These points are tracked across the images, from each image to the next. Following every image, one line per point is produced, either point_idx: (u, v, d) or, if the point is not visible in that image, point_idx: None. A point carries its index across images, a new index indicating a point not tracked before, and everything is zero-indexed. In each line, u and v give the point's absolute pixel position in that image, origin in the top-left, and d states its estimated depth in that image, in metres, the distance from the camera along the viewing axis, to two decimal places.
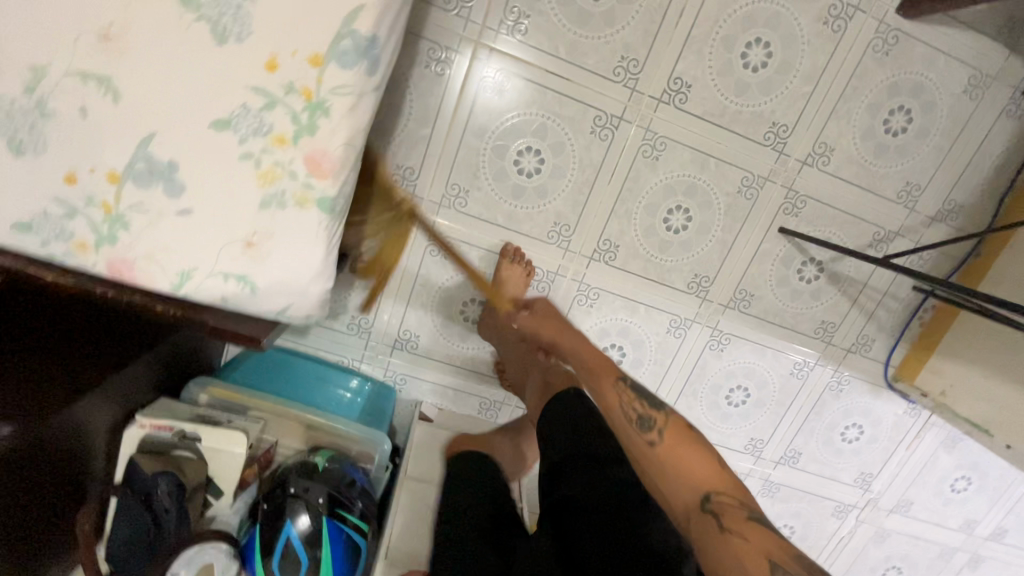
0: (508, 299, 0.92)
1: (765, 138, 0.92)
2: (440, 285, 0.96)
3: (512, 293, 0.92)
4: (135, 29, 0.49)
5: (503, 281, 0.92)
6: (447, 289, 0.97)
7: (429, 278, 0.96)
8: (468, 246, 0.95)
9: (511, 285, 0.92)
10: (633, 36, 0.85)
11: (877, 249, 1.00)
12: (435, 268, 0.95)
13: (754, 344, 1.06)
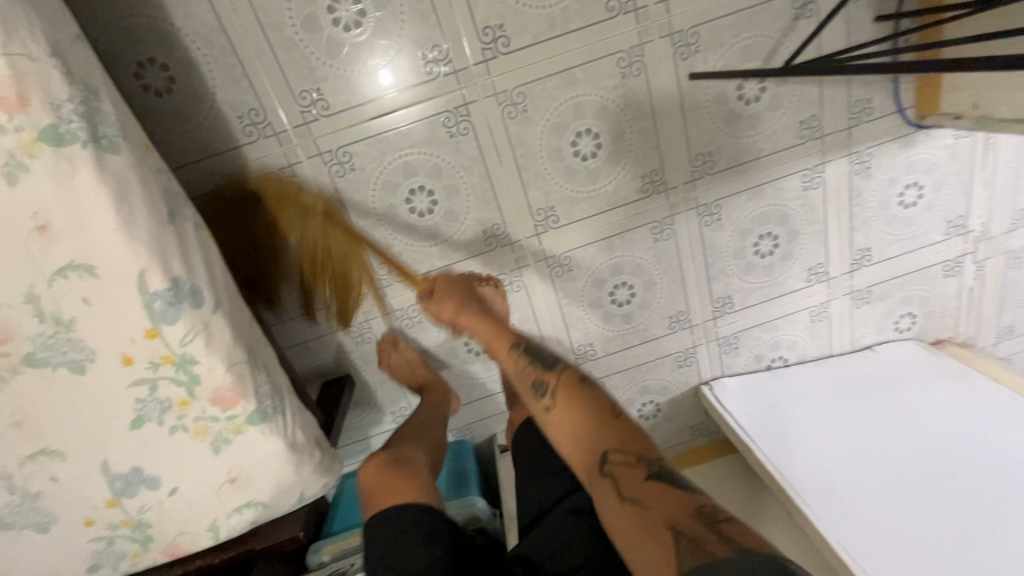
0: None
1: (610, 10, 0.80)
2: (435, 342, 1.00)
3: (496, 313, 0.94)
4: (29, 406, 0.56)
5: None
6: (443, 340, 1.00)
7: (423, 344, 0.99)
8: None
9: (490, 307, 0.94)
10: (417, 29, 0.78)
11: (807, 15, 0.84)
12: (420, 334, 0.98)
13: (747, 192, 0.96)
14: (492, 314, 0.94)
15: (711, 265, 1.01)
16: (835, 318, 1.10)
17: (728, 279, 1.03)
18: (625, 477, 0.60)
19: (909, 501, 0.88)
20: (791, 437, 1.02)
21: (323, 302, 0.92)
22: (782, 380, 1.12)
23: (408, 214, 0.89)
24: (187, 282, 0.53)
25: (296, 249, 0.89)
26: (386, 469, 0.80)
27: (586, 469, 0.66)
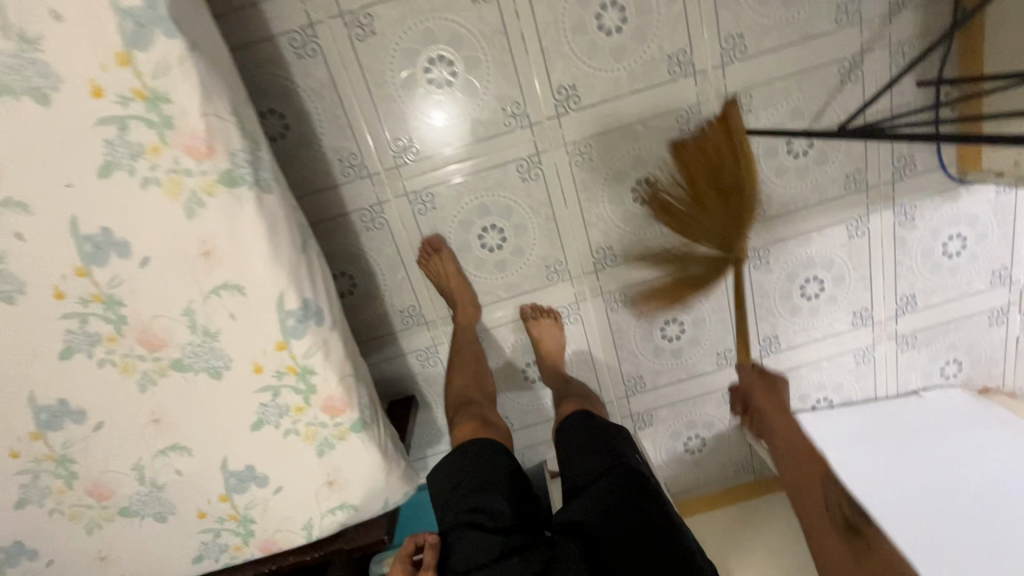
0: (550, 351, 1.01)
1: (672, 73, 0.89)
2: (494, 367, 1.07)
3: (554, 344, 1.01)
4: (169, 405, 0.64)
5: (538, 339, 1.01)
6: (502, 366, 1.07)
7: None
8: (494, 328, 1.04)
9: (548, 337, 1.00)
10: (499, 87, 0.88)
11: (853, 80, 0.92)
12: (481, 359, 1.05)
13: (795, 238, 1.02)
14: (549, 343, 1.01)
15: (760, 305, 1.06)
16: (880, 362, 1.13)
17: (775, 319, 1.08)
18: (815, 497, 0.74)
19: (903, 507, 1.00)
20: (861, 428, 1.14)
21: (397, 326, 1.01)
22: (827, 419, 1.15)
23: (480, 249, 0.98)
24: (313, 303, 0.62)
25: (377, 276, 0.98)
26: (471, 422, 0.88)
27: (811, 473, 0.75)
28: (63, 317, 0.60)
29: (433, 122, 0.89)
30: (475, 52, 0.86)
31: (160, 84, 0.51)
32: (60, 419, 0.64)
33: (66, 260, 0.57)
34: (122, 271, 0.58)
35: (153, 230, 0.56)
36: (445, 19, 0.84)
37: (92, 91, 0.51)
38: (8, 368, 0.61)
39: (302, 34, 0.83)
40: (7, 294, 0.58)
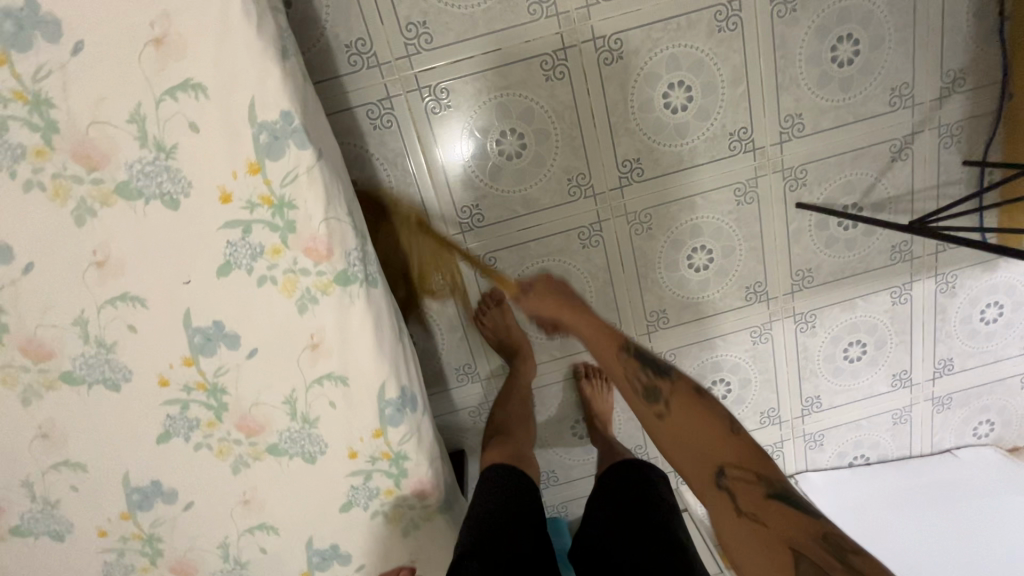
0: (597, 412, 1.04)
1: (733, 149, 0.92)
2: (543, 423, 1.08)
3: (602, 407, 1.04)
4: (259, 486, 0.65)
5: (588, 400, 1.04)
6: (551, 422, 1.08)
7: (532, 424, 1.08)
8: (545, 386, 1.05)
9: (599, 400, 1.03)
10: (567, 159, 0.90)
11: (902, 158, 0.96)
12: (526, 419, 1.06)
13: (841, 303, 1.05)
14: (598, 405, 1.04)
15: (804, 367, 1.09)
16: (917, 421, 1.16)
17: (818, 380, 1.10)
18: (744, 494, 0.63)
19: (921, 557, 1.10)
20: (898, 487, 1.16)
21: (451, 383, 1.02)
22: (864, 476, 1.18)
23: None
24: (409, 391, 0.63)
25: (435, 336, 0.99)
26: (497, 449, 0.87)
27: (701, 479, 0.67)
28: (164, 403, 0.61)
29: (500, 190, 0.91)
30: (545, 126, 0.88)
31: (287, 191, 0.53)
32: (150, 500, 0.64)
33: (174, 351, 0.58)
34: (229, 361, 0.59)
35: (264, 324, 0.58)
36: (519, 95, 0.86)
37: (222, 197, 0.53)
38: (105, 451, 0.62)
39: (378, 106, 0.84)
40: (112, 382, 0.59)
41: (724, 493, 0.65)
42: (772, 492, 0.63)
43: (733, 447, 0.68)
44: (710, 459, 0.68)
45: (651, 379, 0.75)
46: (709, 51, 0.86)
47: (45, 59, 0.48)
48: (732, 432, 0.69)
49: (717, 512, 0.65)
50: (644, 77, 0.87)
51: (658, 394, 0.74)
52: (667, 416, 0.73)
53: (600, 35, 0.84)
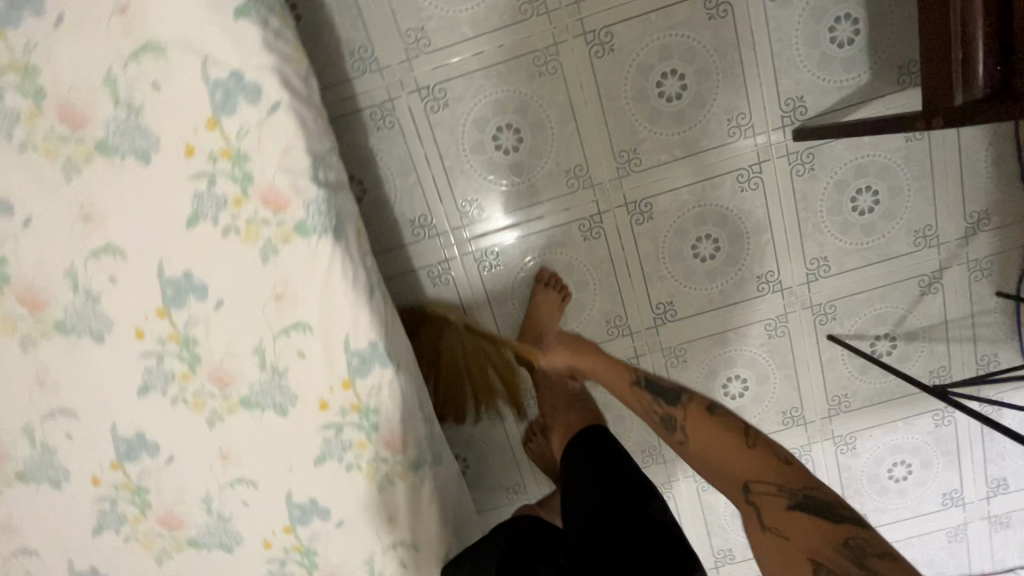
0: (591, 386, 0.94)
1: (762, 290, 0.99)
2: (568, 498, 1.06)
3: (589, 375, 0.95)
4: None
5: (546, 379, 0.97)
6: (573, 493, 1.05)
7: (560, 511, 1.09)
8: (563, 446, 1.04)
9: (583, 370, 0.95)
10: (605, 304, 1.00)
11: (933, 291, 0.99)
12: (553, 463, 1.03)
13: (880, 426, 1.07)
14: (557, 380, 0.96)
15: (847, 486, 1.10)
16: (973, 540, 1.14)
17: (863, 499, 1.11)
18: (765, 506, 0.59)
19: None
20: None
21: (501, 503, 1.10)
22: None
23: None
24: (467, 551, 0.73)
25: (488, 460, 1.08)
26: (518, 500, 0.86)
27: (729, 494, 0.64)
28: (266, 563, 0.72)
29: None
30: (583, 276, 0.98)
31: (372, 400, 0.64)
32: None
33: (276, 521, 0.70)
34: (320, 532, 0.70)
35: (349, 500, 0.68)
36: (561, 252, 0.97)
37: (320, 406, 0.65)
38: None
39: (437, 267, 0.97)
40: (226, 544, 0.71)
41: (751, 503, 0.61)
42: (797, 504, 0.58)
43: (779, 470, 0.61)
44: (727, 474, 0.64)
45: (666, 409, 0.73)
46: (733, 208, 0.95)
47: (194, 313, 0.62)
48: (749, 442, 0.64)
49: (745, 523, 0.62)
50: (674, 232, 0.96)
51: (674, 424, 0.72)
52: (688, 443, 0.70)
53: (632, 201, 0.94)
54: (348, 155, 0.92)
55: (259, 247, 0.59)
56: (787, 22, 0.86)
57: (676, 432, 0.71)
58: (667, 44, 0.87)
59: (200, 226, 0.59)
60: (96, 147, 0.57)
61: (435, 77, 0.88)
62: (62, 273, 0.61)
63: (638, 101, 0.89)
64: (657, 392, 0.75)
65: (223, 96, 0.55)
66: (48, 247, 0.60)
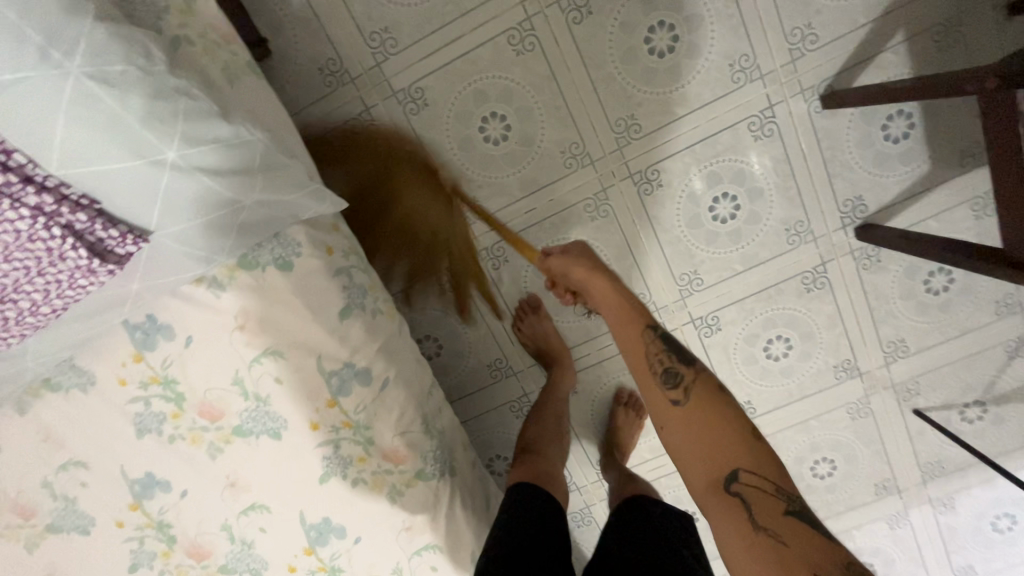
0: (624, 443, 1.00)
1: (839, 377, 0.99)
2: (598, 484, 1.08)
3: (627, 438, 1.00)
4: None
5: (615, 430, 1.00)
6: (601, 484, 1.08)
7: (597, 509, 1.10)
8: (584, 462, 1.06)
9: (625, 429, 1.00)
10: None
11: (1021, 355, 0.97)
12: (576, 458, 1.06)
13: (978, 483, 1.06)
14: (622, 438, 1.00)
15: (950, 542, 1.10)
16: None
17: (968, 552, 1.10)
18: (758, 503, 0.54)
19: None
20: None
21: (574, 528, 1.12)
22: None
23: None
24: None
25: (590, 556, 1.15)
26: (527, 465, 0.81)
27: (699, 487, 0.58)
28: None
29: None
30: None
31: None
32: None
33: None
34: None
35: None
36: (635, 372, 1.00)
37: None
38: None
39: (519, 401, 1.02)
40: None
41: (734, 499, 0.55)
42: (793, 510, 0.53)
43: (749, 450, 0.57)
44: (717, 459, 0.57)
45: (677, 365, 0.63)
46: (801, 308, 0.95)
47: (336, 548, 0.68)
48: (754, 435, 0.58)
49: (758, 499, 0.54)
50: (744, 339, 0.97)
51: (678, 377, 0.62)
52: (683, 404, 0.61)
53: (697, 316, 0.96)
54: (421, 316, 0.98)
55: (386, 492, 0.65)
56: (833, 129, 0.85)
57: (671, 389, 0.62)
58: (714, 170, 0.88)
59: (331, 481, 0.65)
60: (234, 431, 0.64)
61: (492, 238, 0.92)
62: (221, 528, 0.69)
63: (692, 226, 0.91)
64: (673, 348, 0.64)
65: (337, 379, 0.62)
66: (206, 510, 0.69)
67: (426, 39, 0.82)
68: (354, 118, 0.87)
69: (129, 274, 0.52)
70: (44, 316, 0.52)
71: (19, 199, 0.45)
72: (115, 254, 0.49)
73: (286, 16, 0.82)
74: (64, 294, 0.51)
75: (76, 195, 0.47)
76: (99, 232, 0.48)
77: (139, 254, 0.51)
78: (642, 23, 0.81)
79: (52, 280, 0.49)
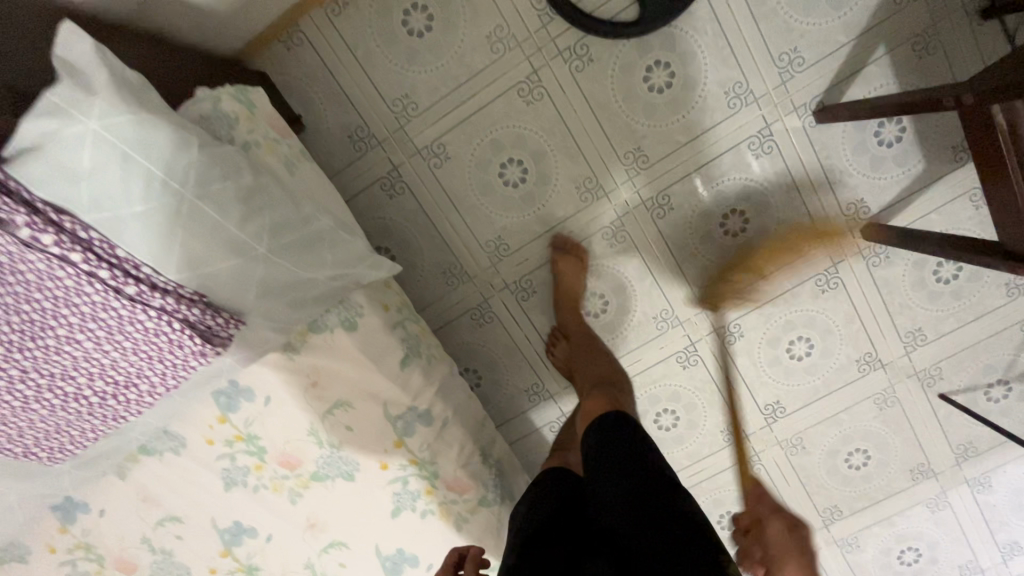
0: (567, 291, 0.96)
1: (863, 370, 1.03)
2: None
3: (569, 285, 0.95)
4: None
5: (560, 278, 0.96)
6: None
7: None
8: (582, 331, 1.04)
9: (569, 275, 0.95)
10: (716, 416, 1.07)
11: None
12: None
13: (1013, 460, 1.08)
14: (570, 284, 0.95)
15: (992, 520, 1.12)
16: None
17: (1011, 527, 1.13)
18: None
19: None
20: None
21: None
22: None
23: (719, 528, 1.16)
24: None
25: None
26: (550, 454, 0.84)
27: None
28: None
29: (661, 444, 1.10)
30: (690, 396, 1.06)
31: None
32: None
33: None
34: None
35: None
36: (667, 383, 1.05)
37: None
38: None
39: (558, 421, 1.07)
40: None
41: None
42: None
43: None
44: None
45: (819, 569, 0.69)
46: (817, 308, 1.00)
47: None
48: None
49: None
50: (766, 342, 1.02)
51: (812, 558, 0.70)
52: None
53: (720, 326, 1.02)
54: (460, 350, 1.04)
55: (453, 520, 0.71)
56: (829, 141, 0.91)
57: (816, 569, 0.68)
58: (721, 189, 0.94)
59: (403, 514, 0.72)
60: (312, 477, 0.71)
61: (519, 272, 0.99)
62: (304, 567, 0.76)
63: (706, 243, 0.97)
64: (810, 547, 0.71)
65: (403, 422, 0.69)
66: (290, 552, 0.75)
67: (444, 101, 0.90)
68: (384, 176, 0.94)
69: (229, 352, 0.59)
70: (159, 395, 0.59)
71: (147, 302, 0.52)
72: (221, 337, 0.57)
73: (316, 93, 0.91)
74: (179, 375, 0.58)
75: (189, 292, 0.54)
76: (208, 321, 0.55)
77: (236, 334, 0.59)
78: (640, 64, 0.88)
79: (170, 364, 0.56)
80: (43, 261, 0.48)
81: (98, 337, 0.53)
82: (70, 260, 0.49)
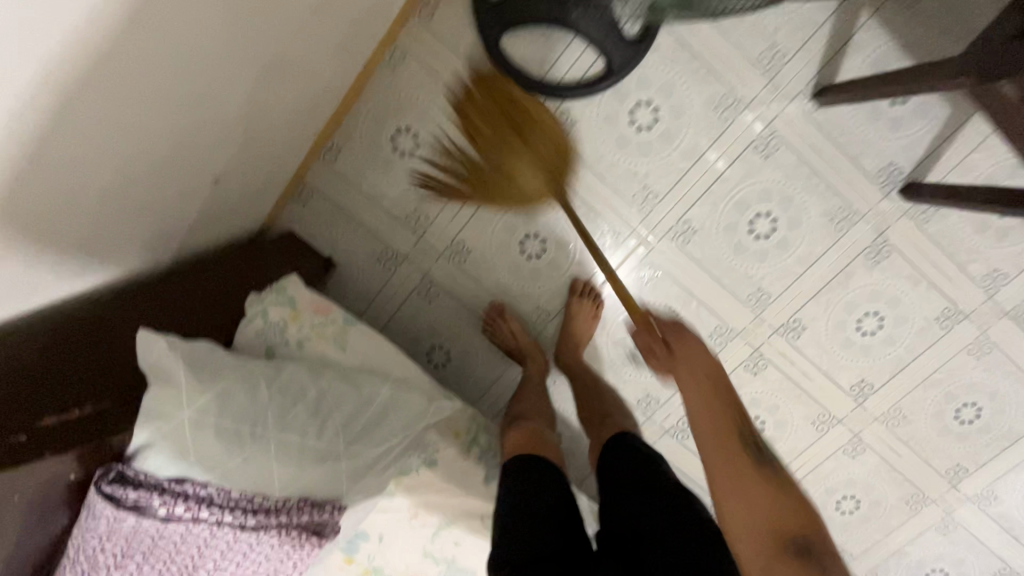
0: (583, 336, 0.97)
1: (946, 326, 0.98)
2: None
3: (585, 330, 0.97)
4: None
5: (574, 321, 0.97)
6: None
7: None
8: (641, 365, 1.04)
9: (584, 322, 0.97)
10: (800, 411, 1.06)
11: None
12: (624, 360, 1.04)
13: None
14: (582, 333, 0.97)
15: None
16: None
17: None
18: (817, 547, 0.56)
19: None
20: None
21: None
22: None
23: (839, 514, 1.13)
24: None
25: None
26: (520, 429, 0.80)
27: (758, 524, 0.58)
28: None
29: None
30: (768, 398, 1.05)
31: None
32: None
33: None
34: None
35: None
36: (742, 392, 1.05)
37: None
38: None
39: None
40: None
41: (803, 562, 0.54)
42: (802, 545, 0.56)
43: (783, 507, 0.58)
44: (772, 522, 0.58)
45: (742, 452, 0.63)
46: (877, 281, 0.96)
47: None
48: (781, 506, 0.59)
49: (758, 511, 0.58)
50: (832, 327, 0.99)
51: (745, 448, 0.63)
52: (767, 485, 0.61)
53: (779, 325, 1.00)
54: None
55: None
56: (836, 119, 0.88)
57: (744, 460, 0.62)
58: (739, 199, 0.93)
59: None
60: None
61: None
62: None
63: (739, 253, 0.96)
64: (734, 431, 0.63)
65: None
66: None
67: (450, 203, 0.96)
68: (418, 286, 1.01)
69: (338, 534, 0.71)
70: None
71: (266, 524, 0.64)
72: (329, 527, 0.68)
73: (340, 233, 0.99)
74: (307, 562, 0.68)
75: (295, 502, 0.66)
76: (316, 518, 0.67)
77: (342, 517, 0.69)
78: (621, 111, 0.89)
79: (297, 559, 0.67)
80: (182, 525, 0.60)
81: (236, 559, 0.64)
82: (201, 517, 0.61)
